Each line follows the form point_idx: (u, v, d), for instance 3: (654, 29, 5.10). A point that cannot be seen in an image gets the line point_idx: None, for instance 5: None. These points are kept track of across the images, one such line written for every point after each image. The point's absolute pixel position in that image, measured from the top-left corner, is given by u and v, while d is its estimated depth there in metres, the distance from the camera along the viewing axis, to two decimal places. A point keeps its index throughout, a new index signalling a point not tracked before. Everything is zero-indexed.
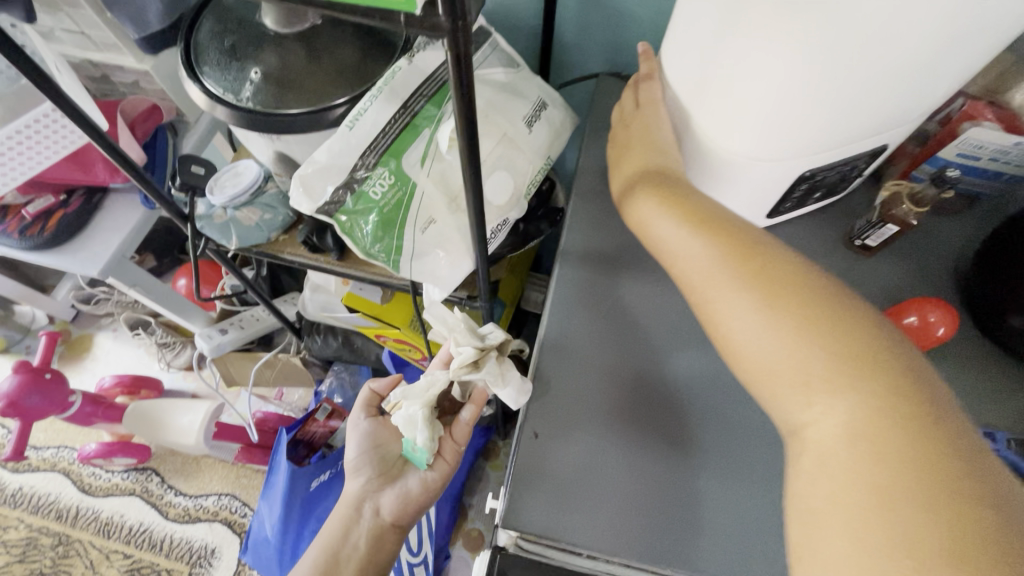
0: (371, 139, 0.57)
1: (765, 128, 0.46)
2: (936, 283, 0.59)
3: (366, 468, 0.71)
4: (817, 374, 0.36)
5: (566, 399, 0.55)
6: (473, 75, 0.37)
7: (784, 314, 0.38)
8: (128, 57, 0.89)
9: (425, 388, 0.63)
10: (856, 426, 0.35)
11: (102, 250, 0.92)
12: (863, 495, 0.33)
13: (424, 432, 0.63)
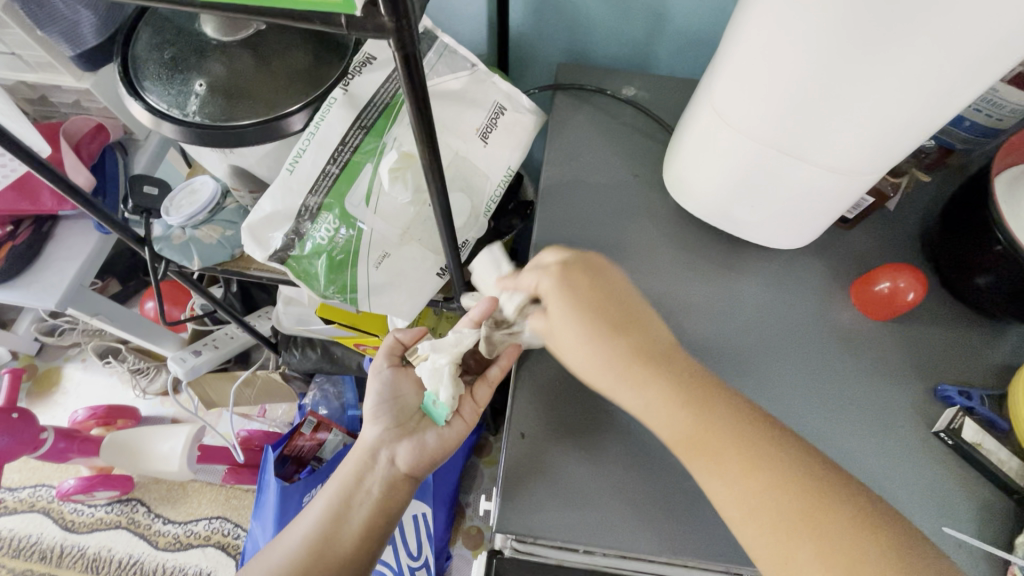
0: (312, 181, 0.60)
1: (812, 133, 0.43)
2: (906, 246, 0.59)
3: (384, 416, 0.64)
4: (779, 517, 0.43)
5: (581, 396, 0.54)
6: (426, 77, 0.35)
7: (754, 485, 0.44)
8: (66, 75, 0.84)
9: (457, 341, 0.58)
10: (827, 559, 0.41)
11: (58, 280, 0.88)
12: None
13: (449, 388, 0.57)
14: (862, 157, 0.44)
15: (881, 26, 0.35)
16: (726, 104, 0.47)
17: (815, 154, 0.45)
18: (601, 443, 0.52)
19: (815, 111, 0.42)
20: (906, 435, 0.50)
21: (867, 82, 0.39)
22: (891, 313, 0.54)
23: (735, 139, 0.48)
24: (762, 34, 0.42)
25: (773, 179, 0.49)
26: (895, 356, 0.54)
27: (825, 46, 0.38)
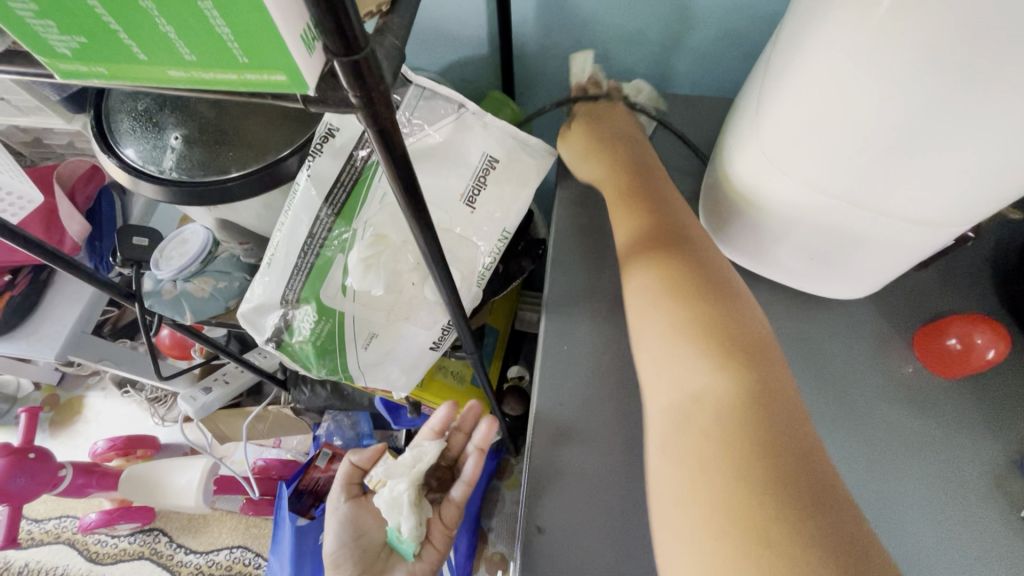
0: (289, 272, 0.56)
1: (871, 171, 0.36)
2: (978, 286, 0.51)
3: (346, 564, 0.62)
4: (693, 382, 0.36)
5: (586, 449, 0.49)
6: (408, 149, 0.29)
7: (691, 335, 0.38)
8: (55, 119, 0.81)
9: (411, 464, 0.61)
10: (732, 445, 0.33)
11: (57, 330, 0.85)
12: (707, 473, 0.33)
13: (408, 517, 0.58)
14: (953, 208, 0.36)
15: (981, 63, 0.28)
16: (779, 153, 0.40)
17: (893, 205, 0.38)
18: (624, 531, 0.46)
19: (895, 158, 0.35)
20: (992, 522, 0.42)
21: (963, 127, 0.31)
22: (967, 372, 0.46)
23: (793, 191, 0.41)
24: (823, 73, 0.35)
25: (834, 232, 0.42)
26: (973, 422, 0.46)
27: (906, 88, 0.31)
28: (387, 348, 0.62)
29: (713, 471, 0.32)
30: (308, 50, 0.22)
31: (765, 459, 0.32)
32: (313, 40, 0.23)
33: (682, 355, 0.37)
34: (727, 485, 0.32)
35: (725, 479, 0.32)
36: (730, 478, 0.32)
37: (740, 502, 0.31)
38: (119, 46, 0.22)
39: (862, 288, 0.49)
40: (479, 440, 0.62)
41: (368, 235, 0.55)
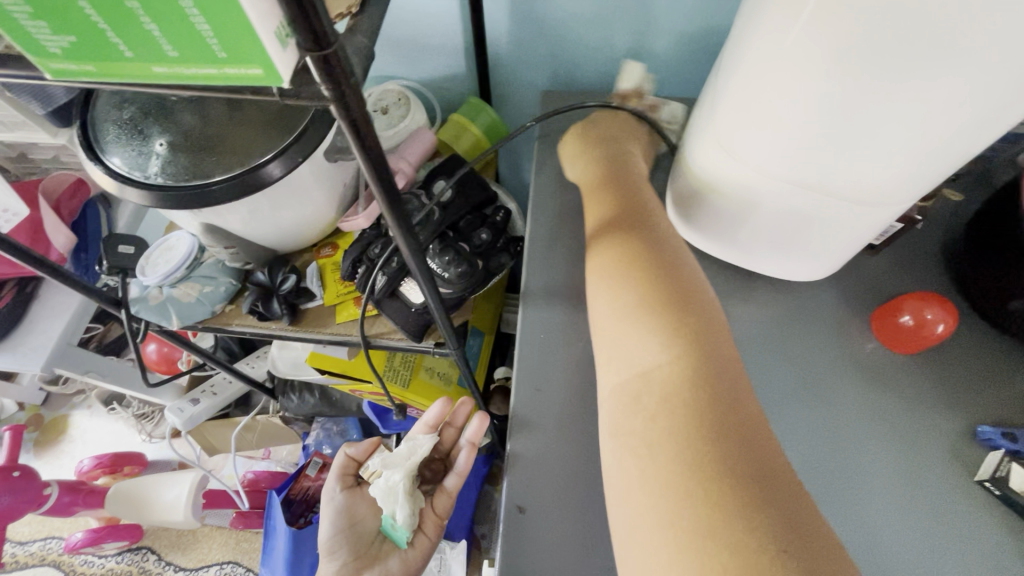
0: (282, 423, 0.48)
1: (811, 151, 0.39)
2: (933, 269, 0.54)
3: (341, 550, 0.64)
4: (646, 365, 0.38)
5: (563, 434, 0.50)
6: (379, 137, 0.31)
7: (650, 315, 0.40)
8: (41, 134, 0.82)
9: (407, 455, 0.61)
10: (677, 431, 0.34)
11: (42, 343, 0.86)
12: (658, 460, 0.34)
13: (405, 504, 0.59)
14: (891, 186, 0.39)
15: (895, 47, 0.31)
16: (731, 140, 0.43)
17: (837, 185, 0.40)
18: (599, 505, 0.47)
19: (833, 139, 0.37)
20: (947, 487, 0.45)
21: (888, 107, 0.34)
22: (919, 347, 0.49)
23: (747, 174, 0.44)
24: (767, 64, 0.37)
25: (788, 213, 0.45)
26: (931, 396, 0.49)
27: (834, 74, 0.34)
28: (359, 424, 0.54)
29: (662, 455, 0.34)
30: (282, 46, 0.24)
31: (711, 440, 0.33)
32: (287, 37, 0.25)
33: (634, 333, 0.40)
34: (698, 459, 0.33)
35: (674, 456, 0.34)
36: (683, 452, 0.33)
37: (681, 477, 0.33)
38: (107, 45, 0.24)
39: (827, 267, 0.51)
40: (473, 435, 0.63)
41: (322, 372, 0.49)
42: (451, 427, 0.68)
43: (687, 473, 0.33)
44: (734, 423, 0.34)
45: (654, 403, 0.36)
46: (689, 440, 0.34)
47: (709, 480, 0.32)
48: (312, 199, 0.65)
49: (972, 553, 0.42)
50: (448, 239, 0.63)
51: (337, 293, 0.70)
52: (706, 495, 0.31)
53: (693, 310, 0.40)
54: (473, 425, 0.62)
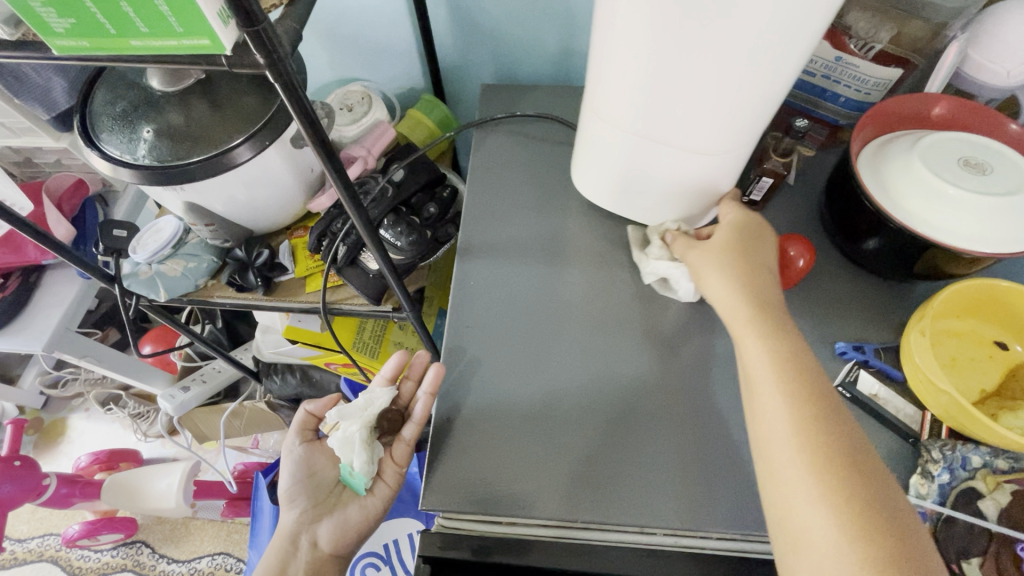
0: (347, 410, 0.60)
1: (656, 110, 0.48)
2: (814, 219, 0.62)
3: (300, 498, 0.63)
4: (795, 437, 0.41)
5: (492, 362, 0.56)
6: (308, 99, 0.40)
7: (797, 394, 0.43)
8: (45, 137, 0.92)
9: (363, 407, 0.60)
10: (841, 517, 0.37)
11: (45, 327, 0.94)
12: (824, 522, 0.37)
13: (362, 454, 0.58)
14: (721, 136, 0.49)
15: (685, 21, 0.40)
16: (603, 108, 0.52)
17: (684, 138, 0.50)
18: (506, 413, 0.53)
19: (668, 98, 0.46)
20: None
21: (697, 69, 0.43)
22: (792, 280, 0.57)
23: (619, 139, 0.53)
24: (613, 44, 0.46)
25: (657, 166, 0.54)
26: (806, 323, 0.56)
27: (655, 46, 0.43)
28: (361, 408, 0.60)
29: (842, 521, 0.37)
30: (223, 23, 0.34)
31: (857, 510, 0.37)
32: (227, 18, 0.34)
33: (787, 414, 0.42)
34: (873, 527, 0.37)
35: (838, 522, 0.37)
36: (867, 524, 0.37)
37: (868, 548, 0.36)
38: (97, 25, 0.33)
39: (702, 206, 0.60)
40: (429, 384, 0.55)
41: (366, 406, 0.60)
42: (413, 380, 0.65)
43: (871, 540, 0.36)
44: (880, 493, 0.38)
45: (835, 474, 0.39)
46: (864, 515, 0.37)
47: (889, 543, 0.36)
48: (283, 183, 0.74)
49: None
50: (401, 213, 0.73)
51: (307, 266, 0.79)
52: (886, 550, 0.36)
53: (807, 383, 0.44)
54: (427, 376, 0.55)
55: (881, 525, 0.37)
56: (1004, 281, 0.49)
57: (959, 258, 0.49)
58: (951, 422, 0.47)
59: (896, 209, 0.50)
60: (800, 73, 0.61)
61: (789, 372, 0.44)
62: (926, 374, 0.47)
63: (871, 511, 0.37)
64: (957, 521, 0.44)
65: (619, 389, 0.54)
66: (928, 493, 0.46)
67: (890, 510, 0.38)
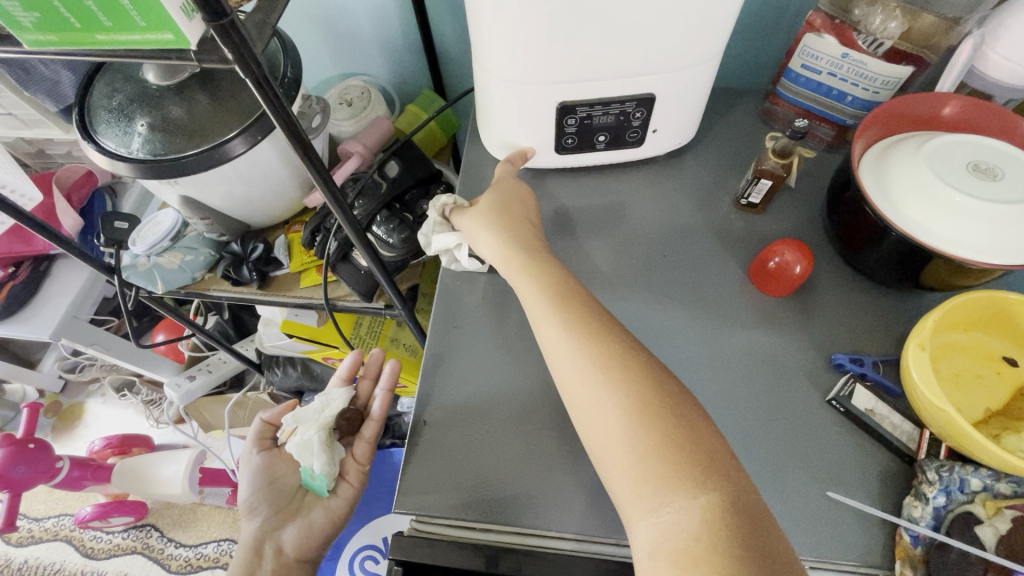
0: (307, 413, 0.60)
1: (522, 51, 0.49)
2: (817, 224, 0.60)
3: (261, 507, 0.62)
4: (576, 347, 0.44)
5: (465, 362, 0.55)
6: (280, 93, 0.39)
7: (567, 312, 0.46)
8: (55, 129, 0.93)
9: (320, 410, 0.61)
10: (631, 406, 0.40)
11: (53, 315, 0.96)
12: (618, 418, 0.40)
13: (320, 456, 0.57)
14: (592, 61, 0.50)
15: None
16: (477, 50, 0.53)
17: (553, 71, 0.51)
18: (485, 417, 0.52)
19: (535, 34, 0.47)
20: (800, 406, 0.51)
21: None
22: (787, 287, 0.55)
23: (497, 84, 0.54)
24: None
25: (501, 99, 0.56)
26: (802, 332, 0.54)
27: None
28: (314, 413, 0.61)
29: (634, 411, 0.40)
30: (188, 18, 0.33)
31: (645, 399, 0.41)
32: (192, 12, 0.33)
33: (563, 332, 0.45)
34: (658, 414, 0.40)
35: (626, 414, 0.40)
36: (655, 410, 0.40)
37: (657, 436, 0.39)
38: (61, 18, 0.33)
39: (556, 150, 0.61)
40: (387, 380, 0.62)
41: (320, 409, 0.61)
42: (370, 378, 0.66)
43: (657, 423, 0.39)
44: (659, 380, 0.42)
45: (619, 373, 0.42)
46: (648, 406, 0.40)
47: (674, 427, 0.39)
48: (278, 177, 0.74)
49: (816, 461, 0.48)
50: (394, 209, 0.72)
51: (301, 261, 0.78)
52: (670, 431, 0.39)
53: (569, 302, 0.47)
54: (386, 373, 0.62)
55: (664, 409, 0.40)
56: (1012, 293, 0.47)
57: (964, 268, 0.46)
58: (951, 441, 0.45)
59: (894, 213, 0.47)
60: (804, 71, 0.58)
61: (559, 303, 0.47)
62: (923, 392, 0.45)
63: (657, 399, 0.41)
64: (950, 548, 0.41)
65: None
66: (921, 515, 0.44)
67: (671, 396, 0.41)
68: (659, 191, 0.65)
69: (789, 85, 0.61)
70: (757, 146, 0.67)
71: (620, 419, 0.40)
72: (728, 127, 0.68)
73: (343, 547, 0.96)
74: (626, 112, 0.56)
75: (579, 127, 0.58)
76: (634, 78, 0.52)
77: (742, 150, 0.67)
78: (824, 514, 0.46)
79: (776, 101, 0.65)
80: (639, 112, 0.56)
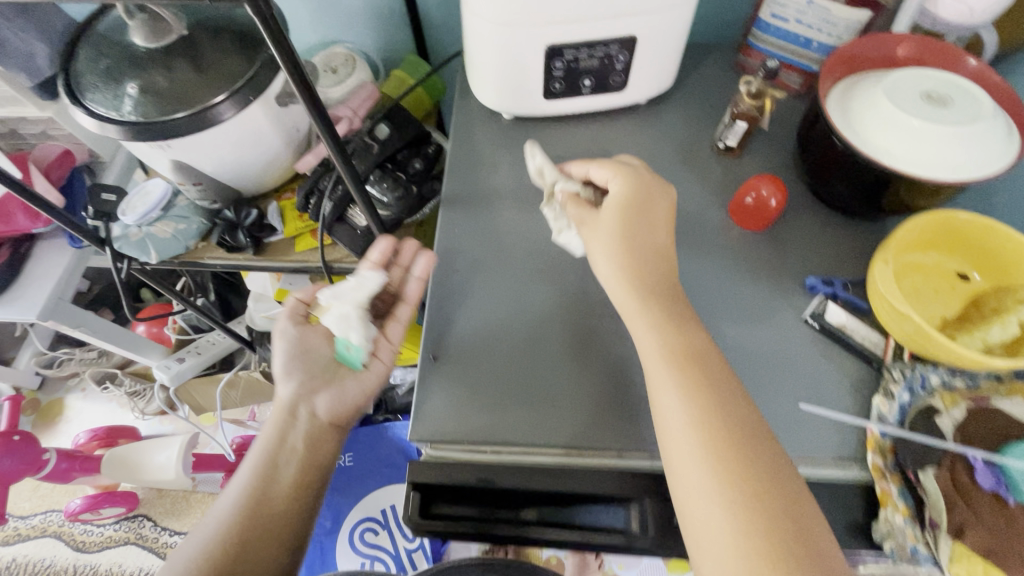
0: (344, 287, 0.62)
1: None
2: (789, 164, 0.64)
3: (296, 371, 0.62)
4: (615, 220, 0.53)
5: (466, 303, 0.58)
6: (286, 34, 0.41)
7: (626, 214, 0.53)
8: (30, 107, 0.92)
9: (357, 287, 0.62)
10: (635, 270, 0.51)
11: (39, 295, 0.95)
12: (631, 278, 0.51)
13: (359, 331, 0.60)
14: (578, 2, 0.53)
15: None
16: None
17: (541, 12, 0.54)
18: (485, 351, 0.55)
19: None
20: (780, 327, 0.55)
21: None
22: (766, 221, 0.59)
23: (487, 28, 0.57)
24: None
25: (488, 44, 0.58)
26: (779, 261, 0.58)
27: None
28: (350, 288, 0.62)
29: (638, 270, 0.51)
30: None
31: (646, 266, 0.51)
32: None
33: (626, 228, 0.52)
34: (652, 278, 0.51)
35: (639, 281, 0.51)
36: (651, 278, 0.51)
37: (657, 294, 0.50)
38: None
39: (543, 96, 0.64)
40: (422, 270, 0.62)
41: (358, 286, 0.62)
42: (402, 266, 0.65)
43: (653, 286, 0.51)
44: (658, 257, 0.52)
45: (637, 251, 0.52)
46: (644, 268, 0.51)
47: (663, 293, 0.50)
48: (270, 142, 0.75)
49: (797, 374, 0.53)
50: (387, 169, 0.74)
51: (296, 226, 0.80)
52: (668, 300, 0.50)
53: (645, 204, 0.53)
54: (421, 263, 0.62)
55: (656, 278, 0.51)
56: (962, 213, 0.52)
57: (922, 189, 0.50)
58: (912, 344, 0.49)
59: (861, 142, 0.51)
60: (773, 20, 0.63)
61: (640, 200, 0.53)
62: (888, 301, 0.49)
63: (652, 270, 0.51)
64: (915, 440, 0.47)
65: (584, 324, 0.56)
66: (890, 412, 0.48)
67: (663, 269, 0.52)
68: (643, 141, 0.68)
69: (761, 34, 0.65)
70: (732, 96, 0.70)
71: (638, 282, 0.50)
72: (705, 79, 0.72)
73: (343, 520, 1.00)
74: (609, 55, 0.60)
75: (565, 71, 0.61)
76: (614, 20, 0.56)
77: (718, 100, 0.70)
78: (805, 417, 0.50)
79: (747, 52, 0.69)
80: (621, 55, 0.60)
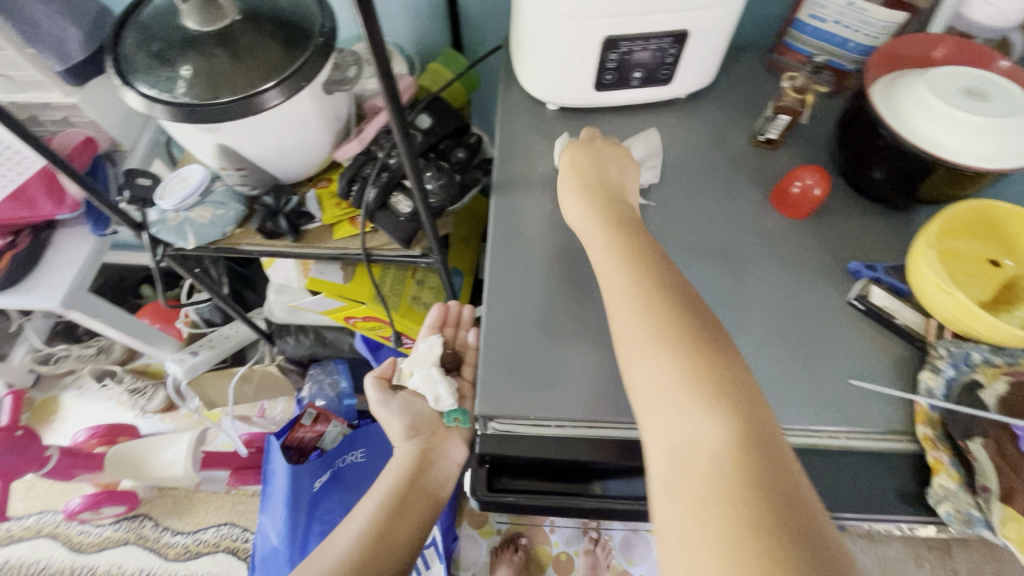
0: (417, 359, 0.69)
1: None
2: (825, 157, 0.67)
3: (416, 430, 0.71)
4: (652, 342, 0.43)
5: (525, 283, 0.59)
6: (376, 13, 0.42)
7: (664, 327, 0.43)
8: (56, 92, 0.91)
9: (427, 351, 0.69)
10: (703, 519, 0.35)
11: (60, 283, 0.93)
12: (712, 509, 0.35)
13: (443, 383, 0.66)
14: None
15: None
16: None
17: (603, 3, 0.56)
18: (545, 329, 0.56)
19: None
20: (826, 309, 0.57)
21: None
22: (807, 209, 0.62)
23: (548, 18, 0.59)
24: None
25: (546, 34, 0.60)
26: (821, 247, 0.61)
27: None
28: (419, 364, 0.69)
29: (708, 510, 0.35)
30: None
31: (729, 453, 0.37)
32: None
33: (653, 340, 0.43)
34: (723, 486, 0.36)
35: (697, 465, 0.36)
36: (716, 481, 0.36)
37: (725, 484, 0.36)
38: None
39: (593, 87, 0.67)
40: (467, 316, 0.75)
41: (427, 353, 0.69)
42: (453, 325, 0.76)
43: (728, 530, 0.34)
44: (745, 424, 0.38)
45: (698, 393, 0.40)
46: (731, 463, 0.37)
47: (756, 502, 0.35)
48: (313, 129, 0.75)
49: (845, 353, 0.55)
50: (431, 157, 0.75)
51: (334, 214, 0.80)
52: (725, 509, 0.35)
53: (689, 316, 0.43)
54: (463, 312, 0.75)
55: (724, 480, 0.36)
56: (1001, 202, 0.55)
57: (960, 178, 0.54)
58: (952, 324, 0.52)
59: (909, 133, 0.54)
60: (811, 21, 0.66)
61: (668, 328, 0.43)
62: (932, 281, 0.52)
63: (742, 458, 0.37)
64: (960, 411, 0.49)
65: None
66: (936, 386, 0.51)
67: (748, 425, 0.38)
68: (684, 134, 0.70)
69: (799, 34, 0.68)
70: (769, 94, 0.73)
71: (689, 465, 0.37)
72: (740, 77, 0.75)
73: None
74: (661, 48, 0.62)
75: (618, 63, 0.64)
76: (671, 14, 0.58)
77: (753, 97, 0.73)
78: (856, 395, 0.53)
79: (782, 51, 0.73)
80: (673, 48, 0.62)
